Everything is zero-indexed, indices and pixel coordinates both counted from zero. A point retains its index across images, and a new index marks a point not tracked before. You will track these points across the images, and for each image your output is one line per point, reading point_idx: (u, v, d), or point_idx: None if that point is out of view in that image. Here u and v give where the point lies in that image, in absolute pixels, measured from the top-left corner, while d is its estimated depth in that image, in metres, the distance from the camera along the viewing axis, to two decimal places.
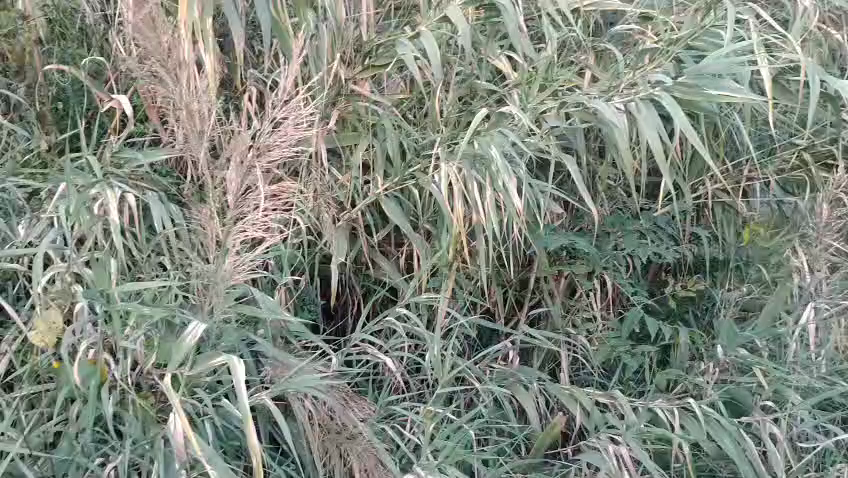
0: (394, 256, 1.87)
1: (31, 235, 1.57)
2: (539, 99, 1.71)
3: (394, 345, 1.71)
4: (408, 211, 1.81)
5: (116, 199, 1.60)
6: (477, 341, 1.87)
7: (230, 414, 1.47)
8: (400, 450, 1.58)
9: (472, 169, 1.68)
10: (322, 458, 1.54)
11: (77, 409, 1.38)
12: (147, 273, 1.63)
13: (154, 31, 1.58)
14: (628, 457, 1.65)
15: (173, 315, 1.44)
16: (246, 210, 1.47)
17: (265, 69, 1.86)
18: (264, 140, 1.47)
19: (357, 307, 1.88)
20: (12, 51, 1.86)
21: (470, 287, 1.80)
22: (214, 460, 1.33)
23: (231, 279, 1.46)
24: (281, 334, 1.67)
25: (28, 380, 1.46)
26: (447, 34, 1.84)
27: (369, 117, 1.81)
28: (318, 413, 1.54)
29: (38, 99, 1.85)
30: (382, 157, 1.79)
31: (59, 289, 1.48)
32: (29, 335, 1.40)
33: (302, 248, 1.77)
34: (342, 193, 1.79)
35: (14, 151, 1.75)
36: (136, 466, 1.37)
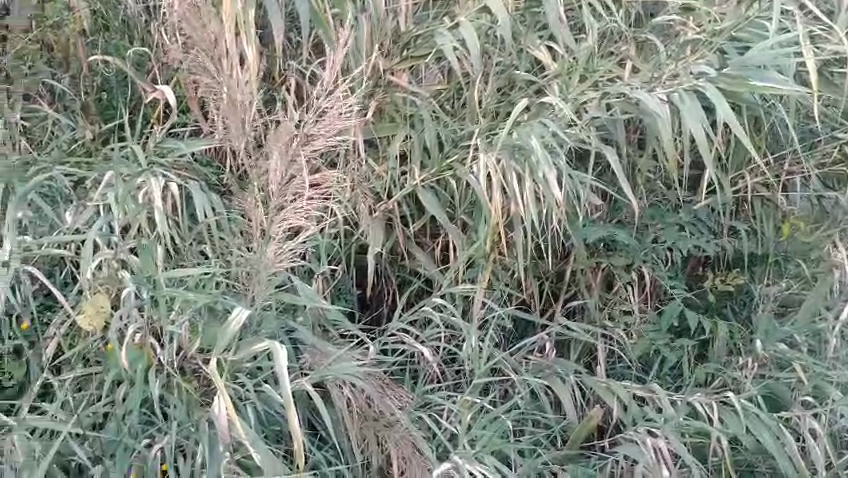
0: (429, 247, 1.87)
1: (78, 223, 1.60)
2: (579, 89, 1.73)
3: (431, 335, 1.72)
4: (445, 202, 1.82)
5: (160, 187, 1.63)
6: (513, 333, 1.88)
7: (271, 399, 1.50)
8: (437, 438, 1.60)
9: (511, 159, 1.67)
10: (360, 444, 1.56)
11: (124, 391, 1.42)
12: (187, 262, 1.66)
13: (201, 23, 1.64)
14: (666, 450, 1.65)
15: (216, 301, 1.47)
16: (290, 199, 1.51)
17: (304, 60, 1.88)
18: (309, 130, 1.51)
19: (393, 297, 1.88)
20: (57, 42, 1.90)
21: (506, 278, 1.80)
22: (258, 444, 1.36)
23: (273, 267, 1.50)
24: (320, 323, 1.69)
25: (77, 363, 1.50)
26: (486, 24, 1.83)
27: (407, 108, 1.82)
28: (356, 400, 1.54)
29: (84, 89, 1.90)
30: (419, 148, 1.80)
31: (106, 274, 1.52)
32: (78, 319, 1.44)
33: (339, 238, 1.78)
34: (378, 185, 1.79)
35: (61, 140, 1.79)
36: (181, 448, 1.41)
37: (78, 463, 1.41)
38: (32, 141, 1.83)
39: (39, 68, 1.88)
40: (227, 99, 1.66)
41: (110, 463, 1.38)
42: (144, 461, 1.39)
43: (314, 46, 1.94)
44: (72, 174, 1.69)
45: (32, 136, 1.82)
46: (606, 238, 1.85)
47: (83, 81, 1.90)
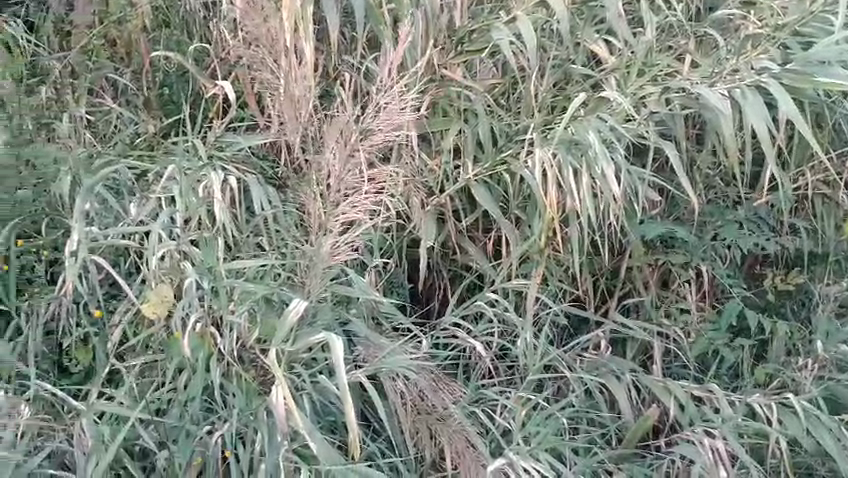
0: (481, 242, 1.85)
1: (142, 214, 1.64)
2: (638, 84, 1.73)
3: (484, 330, 1.72)
4: (499, 197, 1.81)
5: (220, 181, 1.67)
6: (566, 330, 1.86)
7: (327, 390, 1.52)
8: (490, 434, 1.60)
9: (567, 154, 1.66)
10: (413, 438, 1.55)
11: (187, 379, 1.46)
12: (242, 253, 1.68)
13: (264, 19, 1.68)
14: (724, 451, 1.63)
15: (273, 293, 1.52)
16: (349, 193, 1.54)
17: (359, 55, 1.89)
18: (367, 125, 1.54)
19: (444, 291, 1.87)
20: (120, 38, 1.97)
21: (560, 274, 1.79)
22: (314, 435, 1.38)
23: (329, 261, 1.52)
24: (374, 316, 1.69)
25: (140, 350, 1.55)
26: (544, 18, 1.82)
27: (462, 102, 1.81)
28: (411, 394, 1.55)
29: (146, 85, 1.95)
30: (473, 143, 1.79)
31: (169, 266, 1.56)
32: (142, 307, 1.48)
33: (392, 231, 1.77)
34: (432, 179, 1.79)
35: (124, 134, 1.83)
36: (240, 436, 1.44)
37: (142, 448, 1.45)
38: (96, 135, 1.87)
39: (103, 63, 1.93)
40: (286, 96, 1.70)
41: (174, 449, 1.42)
42: (205, 447, 1.43)
43: (369, 41, 1.95)
44: (135, 167, 1.74)
45: (97, 130, 1.88)
46: (665, 235, 1.84)
47: (144, 77, 1.95)
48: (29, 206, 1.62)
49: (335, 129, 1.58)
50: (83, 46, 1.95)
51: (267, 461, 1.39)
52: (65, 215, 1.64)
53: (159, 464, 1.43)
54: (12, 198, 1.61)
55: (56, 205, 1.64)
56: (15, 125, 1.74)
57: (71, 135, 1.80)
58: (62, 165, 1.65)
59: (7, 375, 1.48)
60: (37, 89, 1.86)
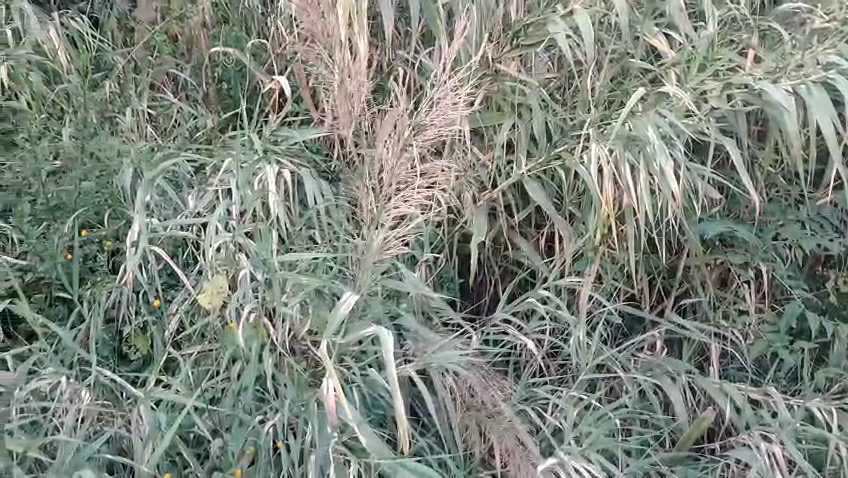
0: (533, 238, 1.83)
1: (200, 207, 1.70)
2: (698, 79, 1.70)
3: (535, 328, 1.70)
4: (553, 193, 1.78)
5: (274, 175, 1.71)
6: (620, 329, 1.83)
7: (377, 384, 1.53)
8: (542, 433, 1.58)
9: (625, 150, 1.63)
10: (463, 435, 1.54)
11: (239, 368, 1.48)
12: (294, 245, 1.70)
13: (320, 16, 1.70)
14: (782, 456, 1.60)
15: (326, 286, 1.55)
16: (403, 188, 1.54)
17: (413, 50, 1.89)
18: (420, 119, 1.55)
19: (495, 287, 1.85)
20: (182, 33, 2.01)
21: (615, 272, 1.76)
22: (365, 429, 1.39)
23: (381, 255, 1.51)
24: (424, 310, 1.68)
25: (196, 339, 1.58)
26: (603, 11, 1.79)
27: (516, 96, 1.78)
28: (460, 390, 1.55)
29: (206, 79, 1.99)
30: (526, 139, 1.77)
31: (225, 257, 1.60)
32: (199, 297, 1.54)
33: (443, 226, 1.76)
34: (484, 174, 1.77)
35: (185, 128, 1.88)
36: (291, 427, 1.46)
37: (196, 435, 1.47)
38: (157, 129, 1.93)
39: (165, 59, 1.98)
40: (339, 91, 1.73)
41: (228, 437, 1.43)
42: (257, 437, 1.43)
43: (424, 35, 1.95)
44: (192, 161, 1.79)
45: (158, 124, 1.93)
46: (725, 233, 1.79)
47: (204, 71, 1.99)
48: (93, 198, 1.67)
49: (389, 125, 1.59)
50: (146, 42, 2.01)
51: (316, 452, 1.40)
52: (126, 206, 1.69)
53: (213, 452, 1.43)
54: (77, 189, 1.65)
55: (119, 196, 1.68)
56: (80, 119, 1.79)
57: (133, 130, 1.86)
58: (125, 158, 1.71)
59: (70, 361, 1.44)
60: (101, 84, 1.92)
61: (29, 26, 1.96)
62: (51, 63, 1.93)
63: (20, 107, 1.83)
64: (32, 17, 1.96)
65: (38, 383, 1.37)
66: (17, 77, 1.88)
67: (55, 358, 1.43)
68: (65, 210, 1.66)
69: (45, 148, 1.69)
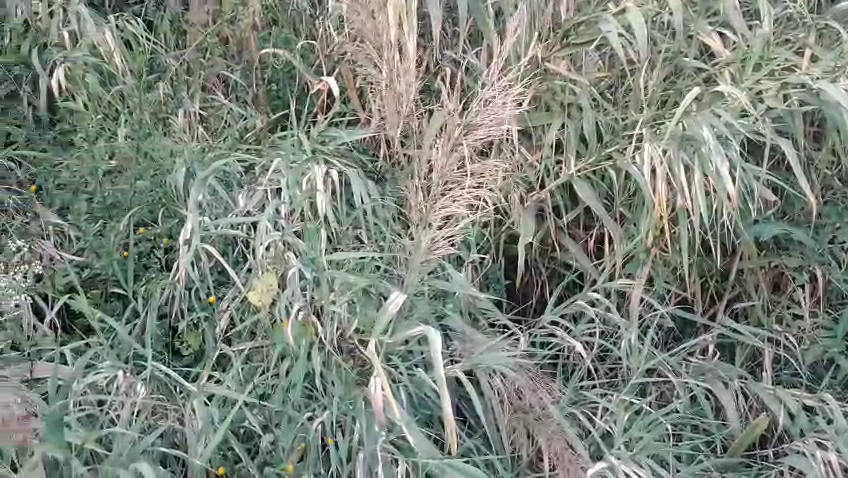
0: (582, 240, 1.81)
1: (250, 206, 1.73)
2: (754, 79, 1.68)
3: (584, 330, 1.68)
4: (603, 194, 1.77)
5: (322, 175, 1.72)
6: (671, 333, 1.80)
7: (424, 383, 1.52)
8: (591, 436, 1.56)
9: (679, 150, 1.62)
10: (510, 437, 1.53)
11: (288, 365, 1.50)
12: (341, 244, 1.71)
13: (371, 16, 1.74)
14: (838, 464, 1.55)
15: (375, 285, 1.56)
16: (452, 188, 1.52)
17: (460, 50, 1.89)
18: (471, 118, 1.53)
19: (542, 288, 1.83)
20: (232, 35, 2.05)
21: (666, 275, 1.73)
22: (412, 428, 1.39)
23: (428, 256, 1.50)
24: (471, 312, 1.67)
25: (246, 336, 1.61)
26: (656, 9, 1.78)
27: (566, 95, 1.77)
28: (508, 392, 1.53)
29: (255, 80, 2.03)
30: (576, 139, 1.75)
31: (274, 255, 1.63)
32: (249, 295, 1.55)
33: (489, 227, 1.74)
34: (532, 174, 1.76)
35: (235, 128, 1.91)
36: (339, 424, 1.47)
37: (247, 430, 1.48)
38: (208, 130, 1.96)
39: (216, 60, 2.02)
40: (387, 91, 1.73)
41: (278, 432, 1.45)
42: (306, 433, 1.44)
43: (471, 35, 1.94)
44: (243, 161, 1.82)
45: (209, 125, 1.97)
46: (780, 235, 1.76)
47: (254, 73, 2.02)
48: (147, 197, 1.71)
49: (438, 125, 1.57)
50: (198, 44, 2.05)
51: (364, 450, 1.41)
52: (179, 205, 1.72)
53: (264, 448, 1.45)
54: (132, 188, 1.69)
55: (172, 195, 1.72)
56: (135, 120, 1.84)
57: (185, 130, 1.90)
58: (177, 157, 1.75)
59: (125, 356, 1.48)
60: (155, 86, 1.96)
61: (86, 29, 2.00)
62: (107, 64, 1.97)
63: (77, 108, 1.88)
64: (88, 19, 2.00)
65: (95, 376, 1.39)
66: (75, 78, 1.93)
67: (112, 352, 1.47)
68: (120, 209, 1.69)
69: (101, 148, 1.74)
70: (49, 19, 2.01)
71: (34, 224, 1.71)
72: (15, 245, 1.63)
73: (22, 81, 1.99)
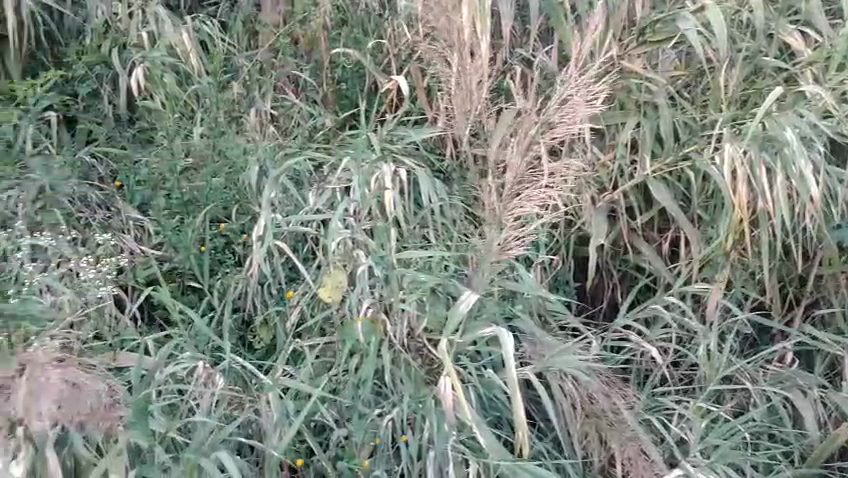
0: (656, 242, 1.78)
1: (320, 203, 1.74)
2: (838, 79, 1.67)
3: (659, 335, 1.66)
4: (679, 195, 1.75)
5: (391, 174, 1.73)
6: (748, 339, 1.75)
7: (493, 384, 1.51)
8: (666, 442, 1.54)
9: (761, 152, 1.63)
10: (582, 441, 1.52)
11: (358, 362, 1.51)
12: (409, 243, 1.71)
13: (446, 13, 1.73)
14: None
15: (447, 284, 1.57)
16: (526, 186, 1.50)
17: (532, 47, 1.88)
18: (550, 116, 1.52)
19: (613, 292, 1.80)
20: (304, 34, 2.08)
21: (744, 279, 1.69)
22: (483, 429, 1.41)
23: (499, 256, 1.49)
24: (541, 313, 1.64)
25: (316, 332, 1.62)
26: (736, 7, 1.78)
27: (642, 94, 1.75)
28: (580, 397, 1.51)
29: (325, 80, 2.06)
30: (652, 139, 1.74)
31: (342, 253, 1.64)
32: (319, 292, 1.57)
33: (559, 228, 1.72)
34: (604, 175, 1.75)
35: (305, 128, 1.95)
36: (409, 422, 1.47)
37: (319, 423, 1.48)
38: (279, 129, 2.00)
39: (287, 60, 2.05)
40: (458, 90, 1.72)
41: (351, 427, 1.45)
42: (377, 429, 1.45)
43: (542, 32, 1.92)
44: (313, 159, 1.85)
45: (280, 124, 2.00)
46: None
47: (324, 72, 2.05)
48: (223, 193, 1.75)
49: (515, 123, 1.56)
50: (271, 44, 2.09)
51: (436, 449, 1.42)
52: (252, 202, 1.76)
53: (336, 441, 1.45)
54: (208, 185, 1.74)
55: (246, 193, 1.77)
56: (210, 119, 1.89)
57: (257, 129, 1.93)
58: (250, 156, 1.80)
59: (204, 348, 1.53)
60: (229, 85, 2.00)
61: (164, 29, 2.06)
62: (183, 65, 2.03)
63: (156, 107, 1.94)
64: (167, 20, 2.07)
65: (177, 367, 1.43)
66: (153, 78, 1.99)
67: (193, 344, 1.53)
68: (196, 205, 1.74)
69: (178, 146, 1.80)
70: (128, 20, 2.06)
71: (116, 217, 1.76)
72: (102, 238, 1.66)
73: (103, 80, 2.03)
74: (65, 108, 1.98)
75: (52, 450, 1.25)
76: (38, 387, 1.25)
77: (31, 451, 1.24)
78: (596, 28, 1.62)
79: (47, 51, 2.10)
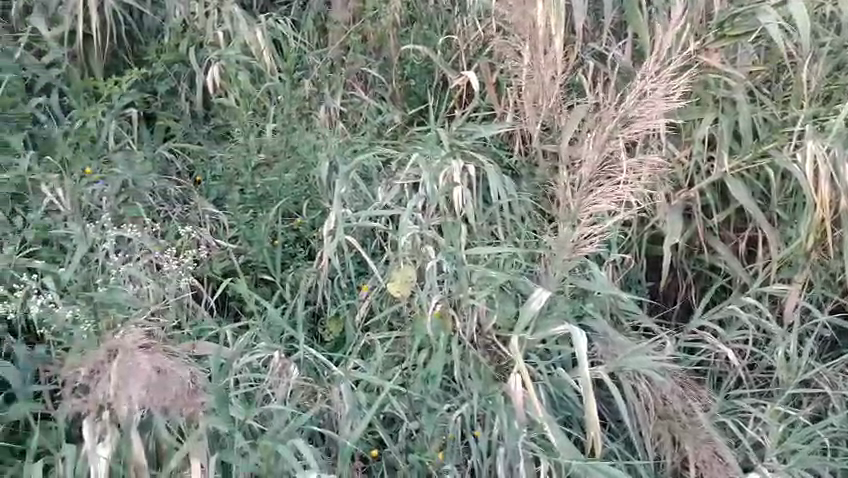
0: (732, 242, 1.73)
1: (389, 198, 1.75)
2: None
3: (735, 337, 1.61)
4: (758, 193, 1.70)
5: (460, 169, 1.72)
6: (827, 342, 1.69)
7: (564, 384, 1.49)
8: (741, 446, 1.50)
9: (844, 150, 1.59)
10: (654, 442, 1.49)
11: (427, 357, 1.52)
12: (477, 240, 1.70)
13: (522, 7, 1.75)
14: None
15: (518, 280, 1.57)
16: (602, 183, 1.49)
17: (605, 42, 1.85)
18: (628, 111, 1.50)
19: (687, 292, 1.76)
20: (374, 31, 2.10)
21: (824, 280, 1.64)
22: (555, 428, 1.41)
23: (571, 254, 1.48)
24: (613, 313, 1.62)
25: (385, 326, 1.63)
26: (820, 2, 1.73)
27: (720, 90, 1.71)
28: (653, 398, 1.49)
29: (394, 77, 2.08)
30: (729, 135, 1.68)
31: (411, 248, 1.64)
32: (388, 286, 1.61)
33: (633, 226, 1.69)
34: (680, 172, 1.71)
35: (373, 124, 1.97)
36: (478, 418, 1.47)
37: (390, 415, 1.49)
38: (347, 125, 2.03)
39: (357, 58, 2.08)
40: (531, 87, 1.73)
41: (422, 421, 1.45)
42: (446, 424, 1.45)
43: (615, 27, 1.90)
44: (382, 155, 1.87)
45: (348, 121, 2.03)
46: None
47: (393, 68, 2.07)
48: (295, 188, 1.78)
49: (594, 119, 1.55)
50: (342, 42, 2.13)
51: (506, 446, 1.41)
52: (323, 197, 1.79)
53: (406, 435, 1.47)
54: (280, 180, 1.77)
55: (317, 189, 1.80)
56: (283, 116, 1.93)
57: (327, 126, 1.96)
58: (320, 152, 1.83)
59: (280, 338, 1.57)
60: (301, 83, 2.03)
61: (239, 28, 2.10)
62: (257, 63, 2.08)
63: (231, 104, 1.99)
64: (242, 19, 2.11)
65: (254, 356, 1.47)
66: (229, 76, 2.05)
67: (268, 334, 1.57)
68: (270, 199, 1.77)
69: (251, 142, 1.83)
70: (205, 19, 2.12)
71: (193, 211, 1.81)
72: (185, 230, 1.71)
73: (181, 78, 2.09)
74: (145, 105, 2.04)
75: (136, 432, 1.31)
76: (129, 370, 1.30)
77: (117, 433, 1.31)
78: (677, 25, 1.59)
79: (128, 50, 2.17)
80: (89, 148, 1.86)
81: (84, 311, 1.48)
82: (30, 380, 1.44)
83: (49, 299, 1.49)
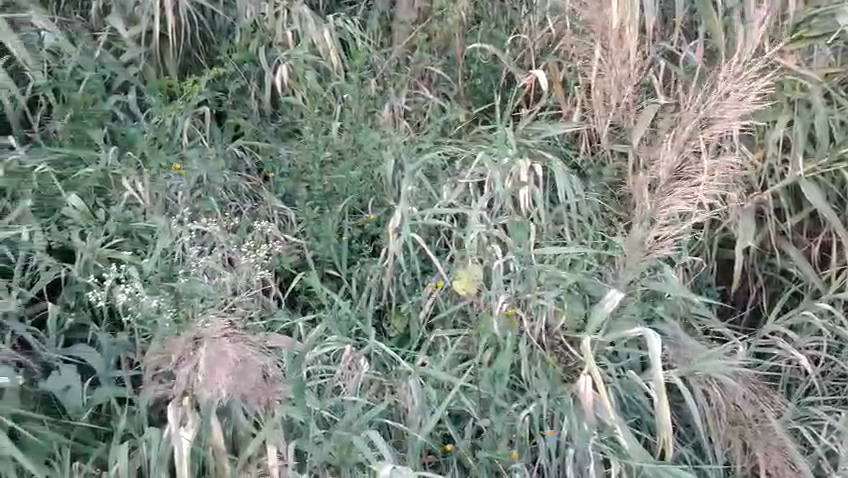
0: (804, 246, 1.70)
1: (455, 196, 1.77)
2: None
3: (808, 343, 1.59)
4: (833, 197, 1.68)
5: (528, 169, 1.73)
6: None
7: (634, 386, 1.49)
8: (814, 453, 1.48)
9: None
10: (725, 447, 1.48)
11: (494, 355, 1.53)
12: (543, 240, 1.69)
13: (599, 7, 1.73)
14: None
15: (588, 280, 1.58)
16: (681, 183, 1.50)
17: (675, 41, 1.84)
18: (710, 112, 1.50)
19: (758, 296, 1.72)
20: (440, 30, 2.11)
21: None
22: (625, 430, 1.41)
23: (646, 255, 1.47)
24: (684, 316, 1.60)
25: (450, 324, 1.64)
26: None
27: (796, 91, 1.67)
28: (725, 403, 1.47)
29: (460, 76, 2.09)
30: (805, 138, 1.66)
31: (478, 247, 1.65)
32: (455, 284, 1.61)
33: (705, 228, 1.67)
34: (753, 175, 1.68)
35: (437, 123, 1.98)
36: (546, 417, 1.47)
37: (458, 412, 1.50)
38: (412, 124, 2.05)
39: (422, 57, 2.10)
40: (602, 88, 1.74)
41: (491, 419, 1.45)
42: (513, 423, 1.46)
43: (686, 26, 1.87)
44: (447, 155, 1.89)
45: (413, 120, 2.06)
46: None
47: (459, 67, 2.09)
48: (362, 186, 1.81)
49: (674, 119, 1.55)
50: (408, 41, 2.15)
51: (576, 447, 1.42)
52: (388, 196, 1.82)
53: (474, 432, 1.48)
54: (348, 178, 1.79)
55: (384, 187, 1.83)
56: (351, 114, 1.97)
57: (391, 125, 1.99)
58: (385, 150, 1.85)
59: (351, 330, 1.62)
60: (368, 81, 2.05)
61: (307, 28, 2.14)
62: (325, 62, 2.12)
63: (300, 103, 2.04)
64: (310, 19, 2.14)
65: (327, 349, 1.51)
66: (297, 76, 2.09)
67: (340, 327, 1.60)
68: (337, 195, 1.80)
69: (320, 140, 1.87)
70: (275, 20, 2.16)
71: (263, 207, 1.86)
72: (259, 225, 1.75)
73: (250, 77, 2.13)
74: (217, 104, 2.08)
75: (216, 418, 1.36)
76: (212, 360, 1.32)
77: (198, 419, 1.35)
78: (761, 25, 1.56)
79: (200, 49, 2.23)
80: (165, 144, 1.92)
81: (167, 301, 1.52)
82: (112, 366, 1.50)
83: (135, 289, 1.53)
